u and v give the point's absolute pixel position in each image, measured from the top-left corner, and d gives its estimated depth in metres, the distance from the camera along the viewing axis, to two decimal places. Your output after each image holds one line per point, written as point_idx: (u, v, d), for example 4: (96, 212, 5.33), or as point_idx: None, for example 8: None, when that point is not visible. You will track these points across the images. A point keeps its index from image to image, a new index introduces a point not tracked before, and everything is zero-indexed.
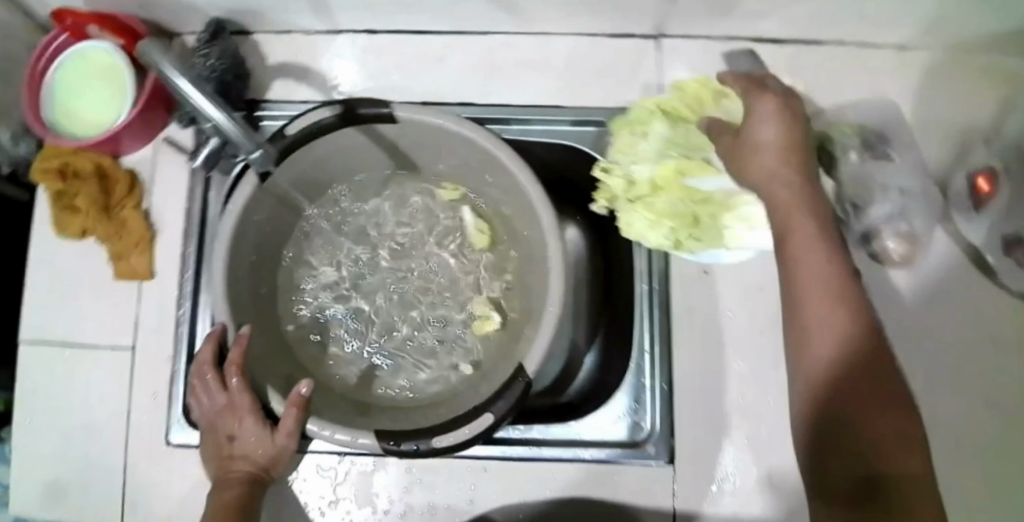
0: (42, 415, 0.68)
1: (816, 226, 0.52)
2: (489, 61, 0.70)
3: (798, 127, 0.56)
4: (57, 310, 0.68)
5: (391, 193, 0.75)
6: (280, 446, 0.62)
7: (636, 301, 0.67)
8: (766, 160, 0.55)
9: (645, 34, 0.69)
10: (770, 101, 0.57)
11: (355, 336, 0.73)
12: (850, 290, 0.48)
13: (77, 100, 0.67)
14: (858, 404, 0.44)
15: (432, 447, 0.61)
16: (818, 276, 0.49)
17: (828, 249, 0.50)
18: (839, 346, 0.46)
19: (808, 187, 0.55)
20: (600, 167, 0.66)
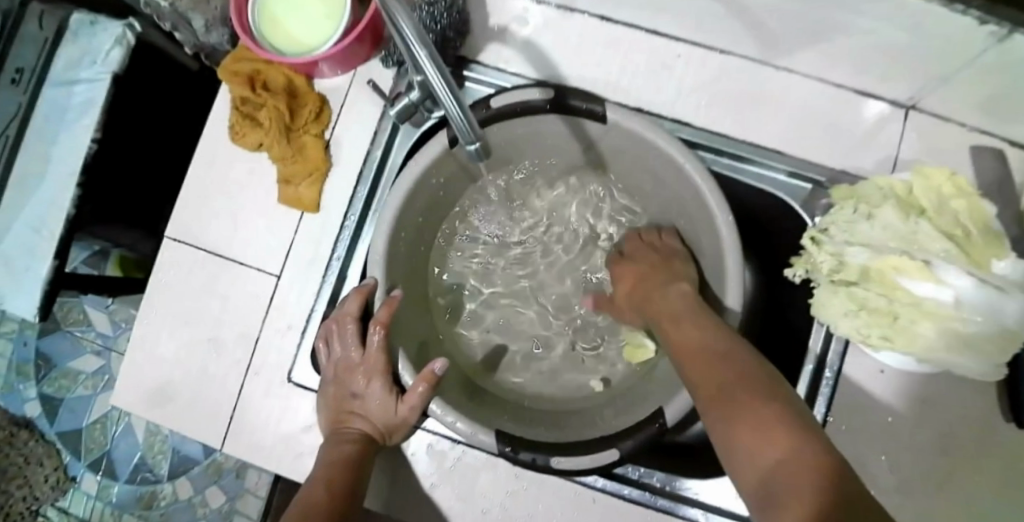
0: (162, 315, 0.66)
1: (688, 322, 0.51)
2: (716, 83, 0.63)
3: (675, 264, 0.61)
4: (209, 215, 0.66)
5: (569, 183, 0.71)
6: (401, 414, 0.59)
7: (799, 380, 0.63)
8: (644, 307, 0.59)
9: (895, 101, 0.61)
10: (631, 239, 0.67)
11: (496, 317, 0.71)
12: (763, 385, 0.42)
13: (284, 10, 0.63)
14: (799, 482, 0.34)
15: (547, 466, 0.58)
16: (726, 365, 0.45)
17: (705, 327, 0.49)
18: (760, 431, 0.39)
19: (666, 291, 0.57)
20: (807, 234, 0.61)
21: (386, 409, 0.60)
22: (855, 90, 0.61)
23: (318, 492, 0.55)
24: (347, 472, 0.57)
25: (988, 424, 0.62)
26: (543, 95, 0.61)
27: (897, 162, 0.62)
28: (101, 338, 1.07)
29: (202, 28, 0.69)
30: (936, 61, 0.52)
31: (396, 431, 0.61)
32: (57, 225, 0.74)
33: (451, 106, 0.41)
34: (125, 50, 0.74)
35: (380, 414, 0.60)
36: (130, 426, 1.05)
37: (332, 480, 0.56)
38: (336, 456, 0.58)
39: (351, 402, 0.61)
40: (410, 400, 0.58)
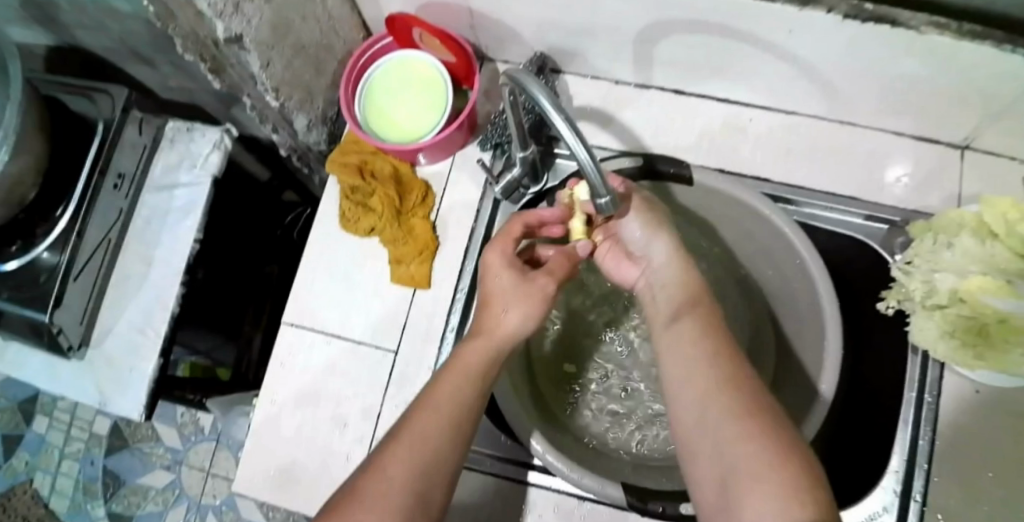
0: (287, 397, 0.69)
1: (690, 336, 0.49)
2: (787, 140, 0.70)
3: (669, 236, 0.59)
4: (326, 299, 0.70)
5: None
6: (521, 325, 0.54)
7: (904, 407, 0.66)
8: (660, 258, 0.58)
9: (951, 142, 0.68)
10: (645, 206, 0.60)
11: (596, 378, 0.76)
12: (749, 395, 0.43)
13: (388, 103, 0.69)
14: (749, 470, 0.39)
15: (680, 512, 0.61)
16: (711, 383, 0.45)
17: (703, 338, 0.49)
18: (732, 431, 0.42)
19: (678, 286, 0.55)
20: (895, 267, 0.66)
21: (523, 284, 0.55)
22: (912, 136, 0.69)
23: (440, 415, 0.47)
24: (468, 396, 0.50)
25: None
26: (634, 162, 0.68)
27: (962, 197, 0.68)
28: (170, 452, 1.08)
29: (304, 127, 0.75)
30: (988, 100, 0.59)
31: (526, 324, 0.54)
32: (164, 323, 0.78)
33: (602, 189, 0.48)
34: (222, 154, 0.78)
35: (519, 287, 0.55)
36: None
37: (450, 400, 0.48)
38: (460, 362, 0.51)
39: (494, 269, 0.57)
40: (535, 303, 0.55)
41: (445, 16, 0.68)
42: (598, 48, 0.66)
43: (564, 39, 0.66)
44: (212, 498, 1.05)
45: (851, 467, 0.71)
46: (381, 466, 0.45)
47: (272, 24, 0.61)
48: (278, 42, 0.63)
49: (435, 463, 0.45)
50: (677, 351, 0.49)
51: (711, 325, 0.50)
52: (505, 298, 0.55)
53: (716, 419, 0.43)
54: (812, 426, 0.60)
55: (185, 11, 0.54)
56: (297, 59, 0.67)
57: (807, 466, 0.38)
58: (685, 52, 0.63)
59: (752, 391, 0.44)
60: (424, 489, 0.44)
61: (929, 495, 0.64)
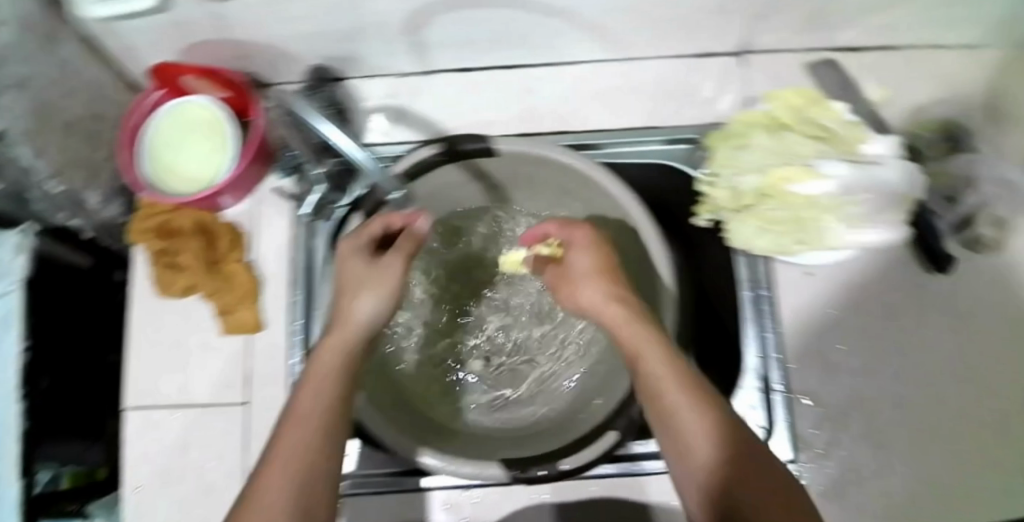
0: (145, 483, 0.65)
1: (643, 345, 0.44)
2: (577, 89, 0.71)
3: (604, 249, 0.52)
4: (163, 370, 0.67)
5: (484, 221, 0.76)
6: (373, 309, 0.52)
7: (742, 307, 0.69)
8: (586, 293, 0.50)
9: (729, 52, 0.71)
10: (590, 252, 0.52)
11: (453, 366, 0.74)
12: (714, 405, 0.42)
13: (173, 155, 0.66)
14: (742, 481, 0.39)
15: (561, 470, 0.60)
16: (671, 382, 0.42)
17: (659, 350, 0.44)
18: (692, 432, 0.41)
19: (611, 291, 0.49)
20: (701, 182, 0.68)
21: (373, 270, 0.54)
22: (694, 55, 0.71)
23: (314, 417, 0.44)
24: (336, 393, 0.46)
25: (908, 281, 0.67)
26: (435, 149, 0.68)
27: (750, 100, 0.71)
28: None
29: (100, 203, 0.72)
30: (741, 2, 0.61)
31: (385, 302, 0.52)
32: (11, 449, 0.72)
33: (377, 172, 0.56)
34: (30, 256, 0.72)
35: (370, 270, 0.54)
36: None
37: (321, 400, 0.45)
38: (319, 362, 0.48)
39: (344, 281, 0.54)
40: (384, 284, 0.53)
41: (210, 57, 0.66)
42: (370, 48, 0.66)
43: (333, 48, 0.65)
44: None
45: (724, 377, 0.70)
46: (257, 494, 0.41)
47: (29, 111, 0.58)
48: (41, 125, 0.60)
49: (313, 471, 0.43)
50: (636, 358, 0.44)
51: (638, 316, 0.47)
52: (356, 286, 0.53)
53: (670, 422, 0.42)
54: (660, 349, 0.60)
55: None
56: (71, 135, 0.65)
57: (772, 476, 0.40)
58: (452, 30, 0.63)
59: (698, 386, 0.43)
60: (308, 507, 0.42)
61: (790, 383, 0.65)
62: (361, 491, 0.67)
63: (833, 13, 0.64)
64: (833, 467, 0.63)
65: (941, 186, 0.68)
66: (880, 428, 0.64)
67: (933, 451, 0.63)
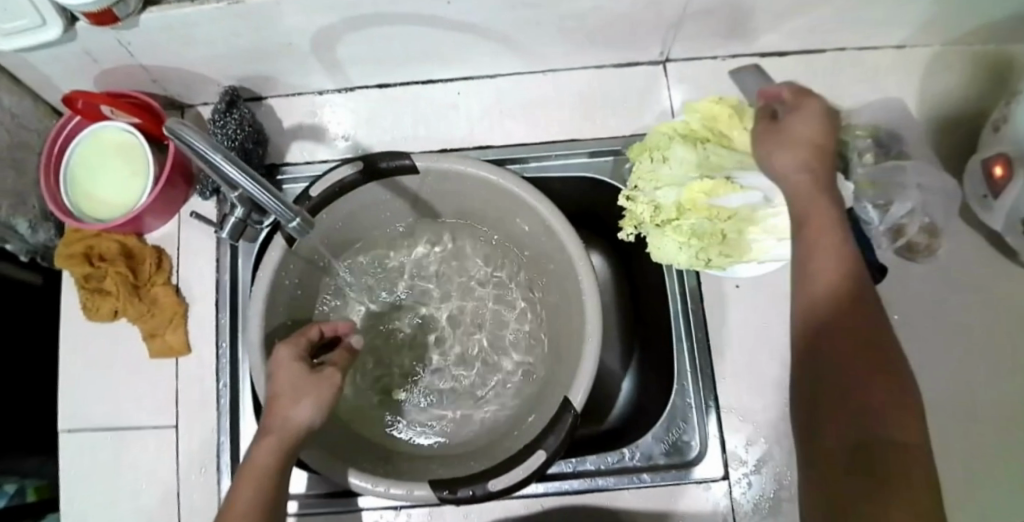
0: (83, 503, 0.66)
1: (829, 240, 0.50)
2: (499, 103, 0.71)
3: (811, 104, 0.56)
4: (96, 393, 0.67)
5: (416, 240, 0.76)
6: (311, 420, 0.52)
7: (673, 321, 0.67)
8: (788, 166, 0.55)
9: (653, 60, 0.71)
10: (813, 115, 0.56)
11: (390, 384, 0.73)
12: (858, 273, 0.49)
13: (95, 182, 0.67)
14: (856, 353, 0.46)
15: (490, 491, 0.59)
16: (829, 263, 0.50)
17: (837, 238, 0.51)
18: (844, 299, 0.48)
19: (820, 171, 0.54)
20: (622, 196, 0.67)
21: (312, 379, 0.54)
22: (615, 65, 0.71)
23: None
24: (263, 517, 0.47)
25: None
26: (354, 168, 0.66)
27: (674, 111, 0.70)
28: None
29: (29, 229, 0.72)
30: (655, 15, 0.60)
31: (320, 408, 0.53)
32: None
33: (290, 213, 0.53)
34: None
35: (309, 379, 0.54)
36: None
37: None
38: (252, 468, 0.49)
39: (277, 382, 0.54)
40: (322, 393, 0.53)
41: (128, 83, 0.67)
42: (287, 70, 0.66)
43: (249, 70, 0.65)
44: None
45: (654, 394, 0.71)
46: None
47: None
48: None
49: None
50: (813, 226, 0.52)
51: (844, 241, 0.51)
52: (293, 393, 0.53)
53: (831, 313, 0.49)
54: (587, 372, 0.60)
55: None
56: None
57: (889, 352, 0.46)
58: (366, 51, 0.63)
59: (864, 298, 0.48)
60: None
61: (720, 397, 0.64)
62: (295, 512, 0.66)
63: (750, 21, 0.64)
64: (765, 484, 0.62)
65: (869, 192, 0.64)
66: None
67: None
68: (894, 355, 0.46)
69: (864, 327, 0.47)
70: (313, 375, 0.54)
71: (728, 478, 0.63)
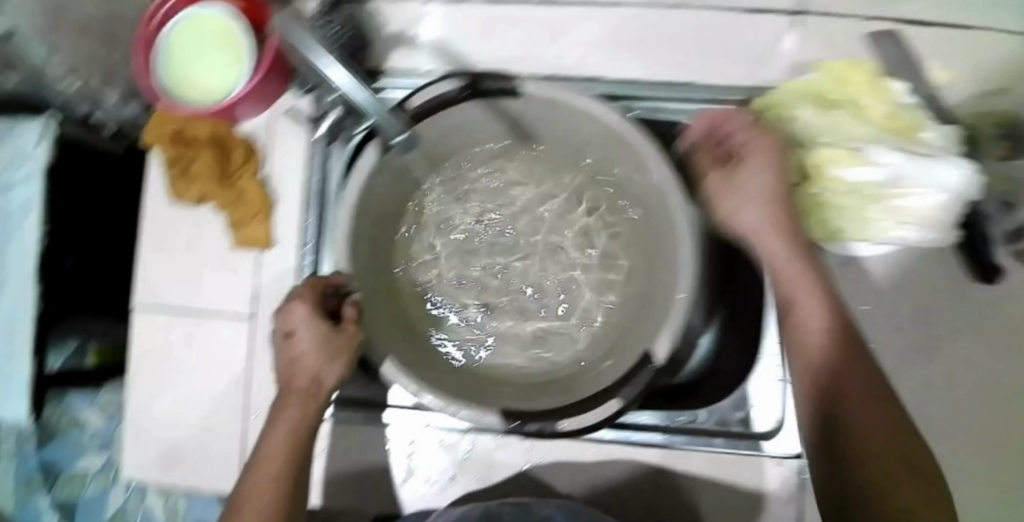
0: (155, 380, 0.68)
1: (814, 295, 0.55)
2: (613, 36, 0.66)
3: (762, 153, 0.60)
4: (175, 277, 0.68)
5: (509, 162, 0.72)
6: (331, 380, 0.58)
7: (769, 289, 0.66)
8: (753, 213, 0.59)
9: (788, 10, 0.65)
10: (761, 159, 0.60)
11: (466, 307, 0.72)
12: (836, 316, 0.54)
13: (188, 64, 0.64)
14: (852, 393, 0.51)
15: (558, 428, 0.62)
16: (815, 314, 0.54)
17: (817, 293, 0.55)
18: (856, 361, 0.52)
19: (797, 249, 0.58)
20: (736, 153, 0.65)
21: (328, 346, 0.58)
22: (745, 10, 0.65)
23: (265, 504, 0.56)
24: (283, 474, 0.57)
25: (945, 282, 0.63)
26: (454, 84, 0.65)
27: (803, 67, 0.65)
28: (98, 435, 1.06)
29: None
30: None
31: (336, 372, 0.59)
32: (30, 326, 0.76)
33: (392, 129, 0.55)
34: (50, 144, 0.73)
35: (327, 345, 0.58)
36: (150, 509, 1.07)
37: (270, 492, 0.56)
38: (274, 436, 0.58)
39: (290, 342, 0.59)
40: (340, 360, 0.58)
41: None
42: None
43: None
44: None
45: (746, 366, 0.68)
46: None
47: None
48: None
49: None
50: (786, 287, 0.56)
51: (822, 286, 0.55)
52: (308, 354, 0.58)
53: (822, 354, 0.53)
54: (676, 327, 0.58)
55: None
56: (84, 37, 0.65)
57: (876, 398, 0.50)
58: None
59: (855, 347, 0.53)
60: None
61: None
62: (367, 421, 0.68)
63: None
64: None
65: (999, 189, 0.61)
66: None
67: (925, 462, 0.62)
68: (886, 396, 0.51)
69: (857, 368, 0.52)
70: (330, 335, 0.58)
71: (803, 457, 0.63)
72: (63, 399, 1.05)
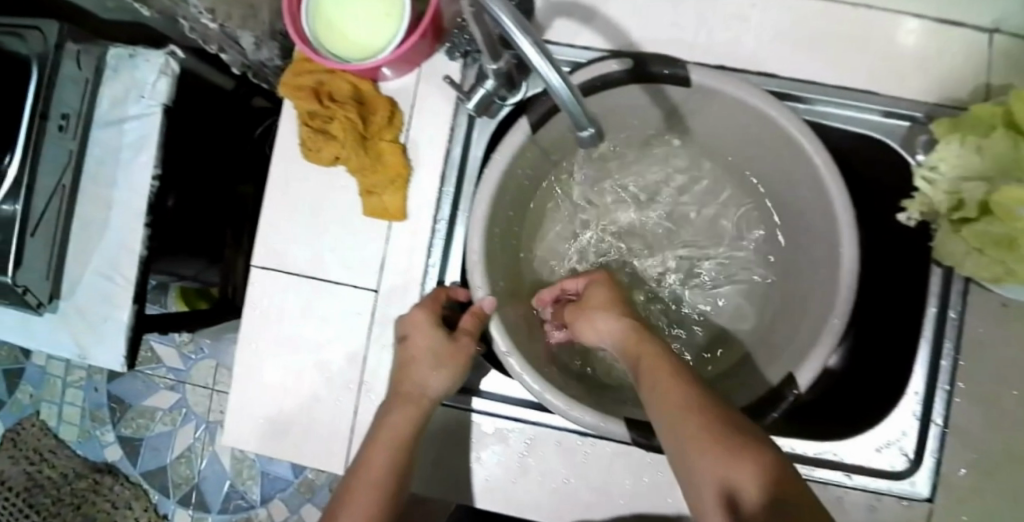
0: (264, 345, 0.65)
1: (678, 396, 0.46)
2: (792, 31, 0.61)
3: (602, 285, 0.59)
4: (299, 239, 0.64)
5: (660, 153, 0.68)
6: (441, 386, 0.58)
7: (924, 323, 0.62)
8: (612, 333, 0.54)
9: (980, 27, 0.60)
10: (607, 289, 0.58)
11: None
12: (760, 452, 0.42)
13: (340, 13, 0.59)
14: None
15: None
16: (690, 425, 0.44)
17: (687, 409, 0.45)
18: (720, 449, 0.43)
19: (661, 355, 0.50)
20: (918, 174, 0.59)
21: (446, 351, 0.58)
22: (938, 19, 0.60)
23: (370, 496, 0.55)
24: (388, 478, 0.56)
25: None
26: (623, 64, 0.58)
27: (990, 89, 0.60)
28: (172, 373, 1.14)
29: (252, 45, 0.67)
30: None
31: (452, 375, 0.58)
32: (133, 270, 0.73)
33: (579, 116, 0.43)
34: (170, 80, 0.70)
35: (443, 348, 0.58)
36: (214, 454, 1.11)
37: (372, 492, 0.55)
38: (385, 428, 0.57)
39: (406, 344, 0.59)
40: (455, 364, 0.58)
41: None
42: None
43: None
44: (247, 482, 1.10)
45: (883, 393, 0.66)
46: None
47: None
48: None
49: None
50: (672, 424, 0.45)
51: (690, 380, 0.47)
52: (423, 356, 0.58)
53: (708, 451, 0.43)
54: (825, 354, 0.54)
55: None
56: None
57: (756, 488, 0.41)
58: None
59: (726, 416, 0.45)
60: None
61: (950, 416, 0.61)
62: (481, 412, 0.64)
63: None
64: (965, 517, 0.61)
65: None
66: None
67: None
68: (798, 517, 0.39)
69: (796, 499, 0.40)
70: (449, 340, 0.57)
71: (931, 500, 0.61)
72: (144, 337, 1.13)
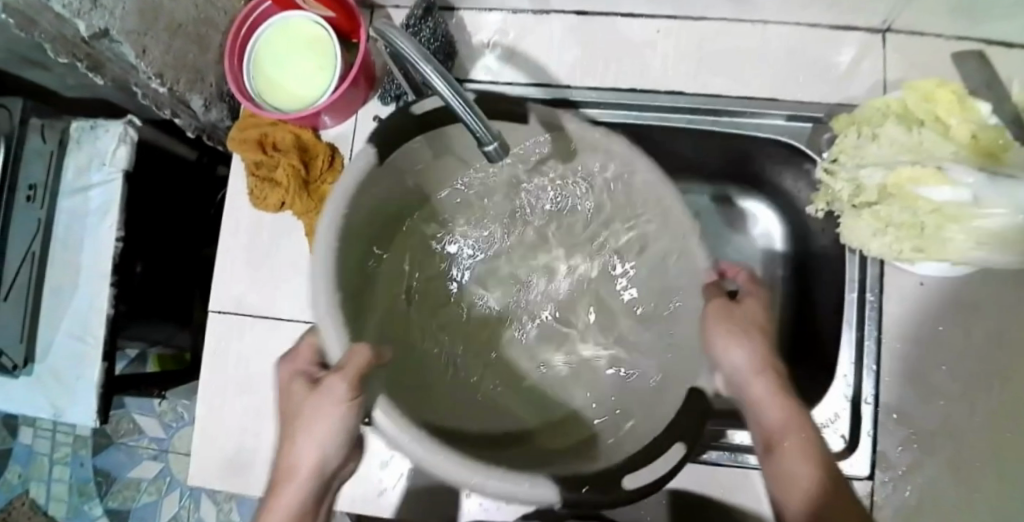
0: (225, 386, 0.68)
1: (802, 444, 0.47)
2: (694, 49, 0.67)
3: (755, 289, 0.53)
4: (252, 281, 0.68)
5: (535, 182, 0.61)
6: (327, 450, 0.45)
7: (846, 309, 0.66)
8: (738, 363, 0.49)
9: (871, 28, 0.65)
10: (761, 308, 0.52)
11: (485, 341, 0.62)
12: (842, 492, 0.45)
13: (280, 71, 0.65)
14: None
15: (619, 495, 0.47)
16: (802, 463, 0.46)
17: (806, 446, 0.47)
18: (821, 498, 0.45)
19: (777, 387, 0.49)
20: (822, 168, 0.65)
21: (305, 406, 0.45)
22: (830, 26, 0.65)
23: None
24: None
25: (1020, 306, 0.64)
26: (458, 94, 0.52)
27: (887, 84, 0.65)
28: (155, 442, 1.12)
29: (202, 107, 0.72)
30: None
31: (328, 437, 0.44)
32: (101, 327, 0.76)
33: (481, 131, 0.46)
34: (130, 146, 0.76)
35: (304, 404, 0.45)
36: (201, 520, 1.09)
37: None
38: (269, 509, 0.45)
39: (287, 401, 0.47)
40: (325, 423, 0.44)
41: None
42: None
43: None
44: None
45: (802, 397, 0.67)
46: None
47: (139, 11, 0.57)
48: (149, 27, 0.59)
49: None
50: (795, 462, 0.47)
51: (794, 412, 0.48)
52: (297, 417, 0.46)
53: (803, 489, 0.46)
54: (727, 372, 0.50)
55: (45, 15, 0.52)
56: None
57: None
58: None
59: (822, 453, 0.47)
60: None
61: (881, 396, 0.64)
62: None
63: (996, 11, 0.58)
64: (910, 492, 0.62)
65: None
66: (966, 456, 0.62)
67: (993, 483, 0.62)
68: None
69: None
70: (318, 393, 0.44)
71: (873, 478, 0.63)
72: (124, 407, 1.11)
